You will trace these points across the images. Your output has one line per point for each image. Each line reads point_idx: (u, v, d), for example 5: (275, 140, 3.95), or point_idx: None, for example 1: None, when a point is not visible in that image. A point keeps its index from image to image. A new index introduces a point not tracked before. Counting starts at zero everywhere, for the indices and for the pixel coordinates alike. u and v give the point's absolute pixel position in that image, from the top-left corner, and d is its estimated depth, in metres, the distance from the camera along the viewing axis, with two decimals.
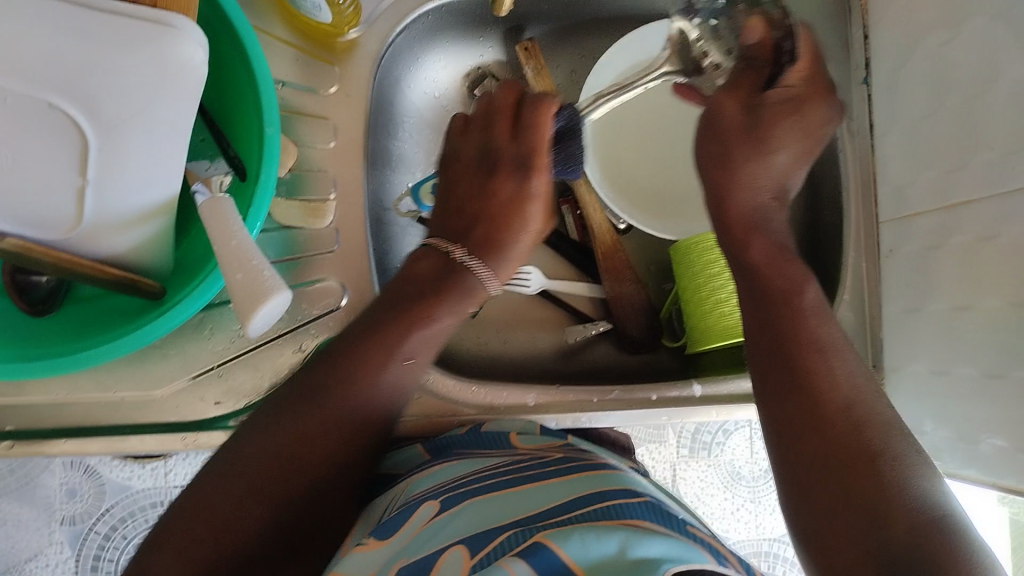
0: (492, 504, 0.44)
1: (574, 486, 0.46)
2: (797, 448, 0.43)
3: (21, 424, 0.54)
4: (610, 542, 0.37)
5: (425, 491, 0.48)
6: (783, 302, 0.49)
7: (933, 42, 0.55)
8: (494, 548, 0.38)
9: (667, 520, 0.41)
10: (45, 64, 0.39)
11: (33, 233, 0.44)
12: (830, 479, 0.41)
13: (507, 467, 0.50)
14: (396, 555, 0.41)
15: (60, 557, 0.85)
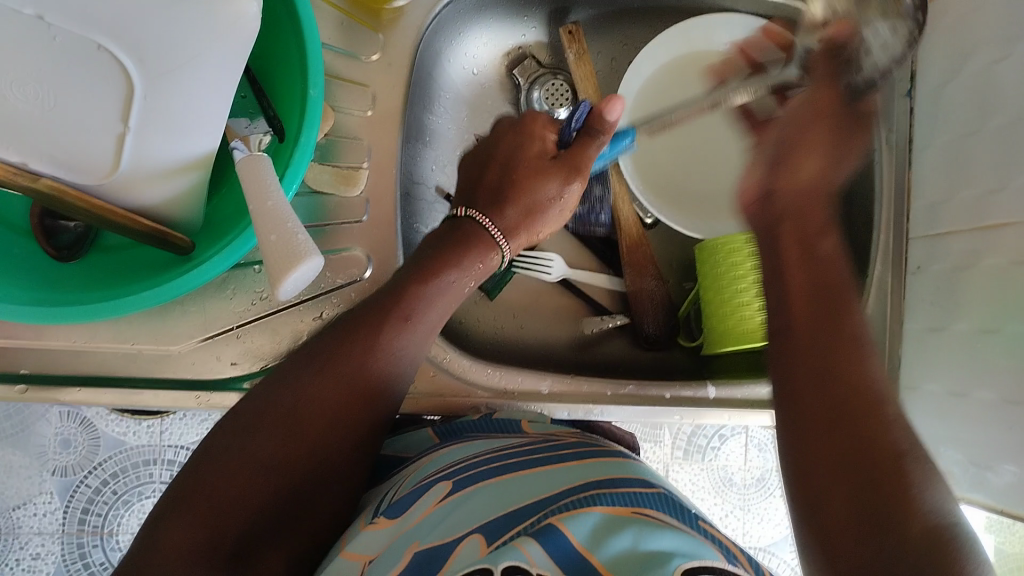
0: (500, 489, 0.44)
1: (582, 472, 0.45)
2: (818, 441, 0.41)
3: (35, 368, 0.53)
4: (623, 535, 0.36)
5: (427, 473, 0.48)
6: (840, 306, 0.46)
7: (980, 61, 0.55)
8: (511, 537, 0.38)
9: (679, 513, 0.41)
10: (95, 3, 0.39)
11: (68, 176, 0.43)
12: (858, 481, 0.38)
13: (514, 450, 0.50)
14: (403, 539, 0.40)
15: (48, 508, 0.84)
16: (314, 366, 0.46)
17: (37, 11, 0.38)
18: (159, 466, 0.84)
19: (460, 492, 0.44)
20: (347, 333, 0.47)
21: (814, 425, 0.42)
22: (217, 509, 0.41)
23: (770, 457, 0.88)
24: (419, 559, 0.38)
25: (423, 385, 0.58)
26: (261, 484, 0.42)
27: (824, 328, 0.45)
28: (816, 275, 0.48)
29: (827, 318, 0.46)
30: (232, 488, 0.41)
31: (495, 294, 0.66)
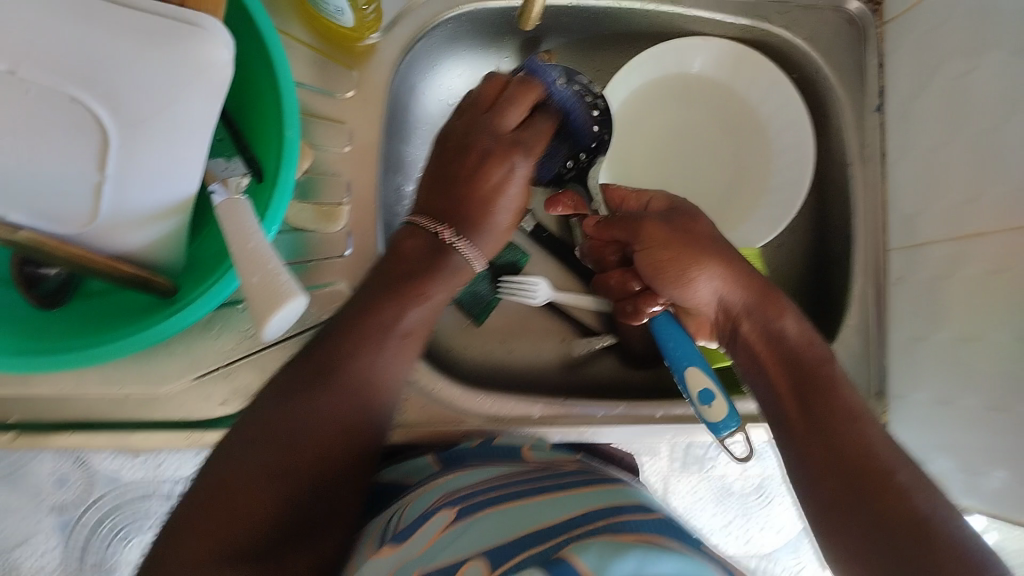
0: (503, 515, 0.44)
1: (584, 500, 0.45)
2: (850, 511, 0.43)
3: (24, 416, 0.54)
4: (627, 557, 0.36)
5: (431, 502, 0.48)
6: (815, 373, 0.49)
7: (950, 71, 0.56)
8: (513, 564, 0.38)
9: (683, 536, 0.41)
10: (72, 57, 0.39)
11: (46, 227, 0.44)
12: (895, 552, 0.41)
13: (514, 479, 0.50)
14: (408, 567, 0.40)
15: (49, 546, 0.85)
16: (316, 382, 0.46)
17: (9, 65, 0.38)
18: (155, 500, 0.83)
19: (467, 517, 0.44)
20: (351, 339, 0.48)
21: (816, 474, 0.46)
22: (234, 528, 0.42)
23: (768, 465, 0.87)
24: None
25: (412, 416, 0.58)
26: (271, 502, 0.43)
27: (813, 406, 0.48)
28: (783, 355, 0.50)
29: (804, 394, 0.48)
30: (244, 507, 0.42)
31: (481, 319, 0.67)
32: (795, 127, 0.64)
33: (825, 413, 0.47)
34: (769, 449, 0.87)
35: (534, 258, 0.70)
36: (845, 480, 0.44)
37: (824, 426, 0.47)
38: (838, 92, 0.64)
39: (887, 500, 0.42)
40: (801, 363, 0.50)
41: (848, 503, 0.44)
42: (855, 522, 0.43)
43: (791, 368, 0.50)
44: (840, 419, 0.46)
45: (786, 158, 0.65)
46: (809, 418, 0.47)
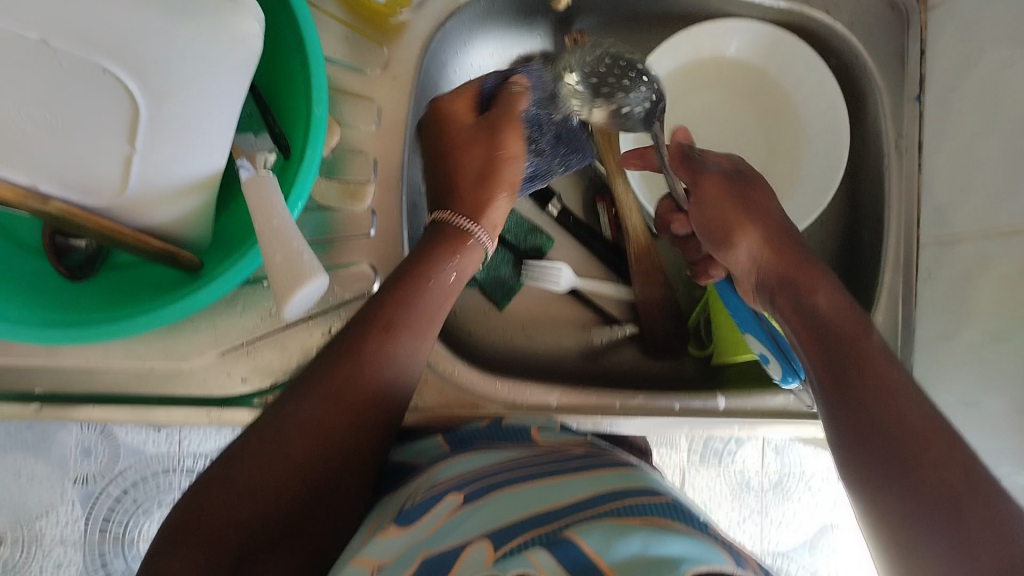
0: (512, 498, 0.44)
1: (593, 482, 0.45)
2: (888, 482, 0.41)
3: (49, 387, 0.54)
4: (632, 540, 0.36)
5: (441, 483, 0.48)
6: (850, 335, 0.46)
7: (992, 62, 0.54)
8: (516, 544, 0.38)
9: (686, 517, 0.41)
10: (104, 30, 0.39)
11: (76, 198, 0.43)
12: (943, 522, 0.38)
13: (524, 463, 0.50)
14: (414, 547, 0.41)
15: (72, 516, 0.85)
16: (309, 387, 0.46)
17: (42, 35, 0.38)
18: (178, 474, 0.85)
19: (474, 504, 0.44)
20: (344, 352, 0.47)
21: (858, 449, 0.43)
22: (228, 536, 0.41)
23: (788, 460, 0.87)
24: (428, 565, 0.38)
25: (431, 397, 0.58)
26: (268, 504, 0.43)
27: (850, 371, 0.45)
28: (818, 327, 0.48)
29: (842, 359, 0.45)
30: (236, 510, 0.42)
31: (504, 303, 0.67)
32: (829, 117, 0.63)
33: (857, 384, 0.44)
34: (790, 445, 0.87)
35: (558, 243, 0.69)
36: (882, 454, 0.41)
37: (858, 398, 0.43)
38: (876, 82, 0.63)
39: (925, 471, 0.39)
40: (830, 333, 0.47)
41: (886, 479, 0.41)
42: (895, 498, 0.40)
43: (830, 346, 0.46)
44: (877, 381, 0.44)
45: (818, 148, 0.64)
46: (843, 390, 0.44)
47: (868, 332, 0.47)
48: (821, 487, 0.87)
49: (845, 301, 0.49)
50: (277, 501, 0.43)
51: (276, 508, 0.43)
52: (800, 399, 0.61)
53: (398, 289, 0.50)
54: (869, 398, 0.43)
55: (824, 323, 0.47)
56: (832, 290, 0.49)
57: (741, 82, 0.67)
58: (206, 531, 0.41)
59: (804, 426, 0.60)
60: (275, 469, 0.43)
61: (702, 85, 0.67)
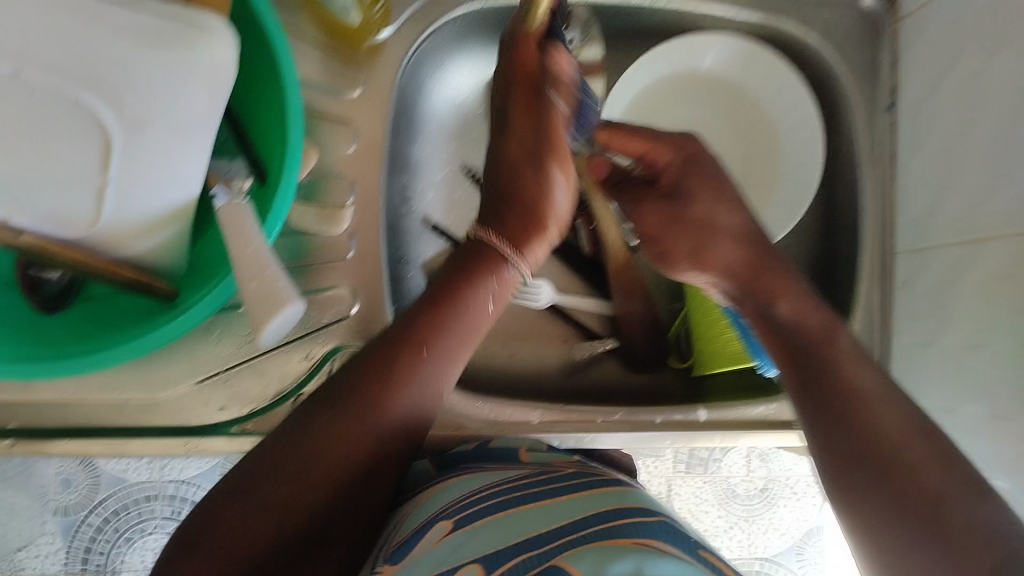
0: (504, 520, 0.43)
1: (589, 503, 0.45)
2: (866, 486, 0.42)
3: (24, 422, 0.54)
4: (625, 561, 0.35)
5: (432, 514, 0.47)
6: (816, 350, 0.48)
7: (962, 72, 0.55)
8: (508, 571, 0.37)
9: (679, 540, 0.40)
10: (77, 62, 0.39)
11: (50, 228, 0.43)
12: (916, 522, 0.39)
13: (518, 484, 0.49)
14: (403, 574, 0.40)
15: (51, 548, 0.84)
16: (344, 406, 0.44)
17: (15, 67, 0.38)
18: (160, 501, 0.83)
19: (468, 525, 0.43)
20: (375, 376, 0.45)
21: (839, 460, 0.44)
22: (240, 546, 0.41)
23: (773, 467, 0.87)
24: None
25: None
26: (288, 519, 0.42)
27: (816, 385, 0.47)
28: (781, 344, 0.50)
29: (808, 372, 0.48)
30: (252, 523, 0.41)
31: None
32: (802, 128, 0.64)
33: (831, 400, 0.46)
34: (774, 452, 0.87)
35: (538, 261, 0.69)
36: (858, 460, 0.43)
37: (830, 416, 0.45)
38: (848, 93, 0.63)
39: (904, 481, 0.41)
40: (793, 346, 0.49)
41: (867, 490, 0.42)
42: (875, 503, 0.41)
43: (792, 361, 0.49)
44: (848, 390, 0.45)
45: (794, 158, 0.64)
46: (815, 404, 0.46)
47: (835, 339, 0.48)
48: (807, 493, 0.87)
49: (811, 306, 0.50)
50: (297, 514, 0.42)
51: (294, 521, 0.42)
52: (780, 410, 0.61)
53: (426, 316, 0.47)
54: (845, 415, 0.45)
55: (792, 336, 0.49)
56: (798, 300, 0.51)
57: (719, 95, 0.68)
58: (219, 540, 0.40)
59: (784, 436, 0.60)
60: (294, 489, 0.42)
61: (678, 98, 0.68)
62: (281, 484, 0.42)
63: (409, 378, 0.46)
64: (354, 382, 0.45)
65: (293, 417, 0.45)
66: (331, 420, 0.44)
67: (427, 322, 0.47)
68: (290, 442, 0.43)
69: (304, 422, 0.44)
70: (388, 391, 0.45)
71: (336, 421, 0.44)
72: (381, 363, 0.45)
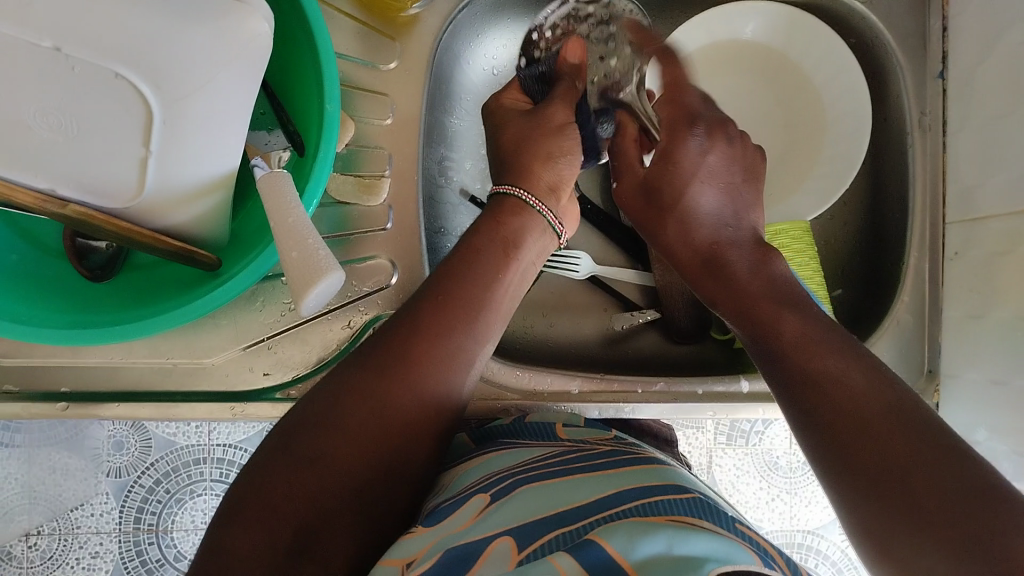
0: (537, 494, 0.43)
1: (623, 478, 0.44)
2: (844, 467, 0.39)
3: (75, 385, 0.55)
4: (657, 538, 0.35)
5: (468, 489, 0.47)
6: (771, 325, 0.47)
7: (1017, 37, 0.53)
8: (541, 547, 0.37)
9: (715, 516, 0.40)
10: (117, 35, 0.39)
11: (94, 201, 0.44)
12: (894, 492, 0.36)
13: (553, 460, 0.49)
14: (437, 541, 0.40)
15: (105, 508, 0.85)
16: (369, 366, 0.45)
17: (55, 43, 0.38)
18: (208, 464, 0.86)
19: (501, 501, 0.43)
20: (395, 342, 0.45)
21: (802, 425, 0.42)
22: (284, 513, 0.40)
23: None
24: (452, 556, 0.37)
25: None
26: (320, 488, 0.41)
27: (776, 361, 0.45)
28: (749, 317, 0.49)
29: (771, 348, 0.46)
30: (293, 488, 0.41)
31: None
32: (850, 97, 0.62)
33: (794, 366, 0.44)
34: None
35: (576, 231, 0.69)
36: (818, 417, 0.41)
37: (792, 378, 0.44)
38: (898, 60, 0.61)
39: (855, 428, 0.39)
40: (738, 289, 0.50)
41: (841, 467, 0.39)
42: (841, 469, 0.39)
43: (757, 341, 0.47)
44: (808, 363, 0.43)
45: (842, 128, 0.63)
46: (788, 391, 0.44)
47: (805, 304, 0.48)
48: None
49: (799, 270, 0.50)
50: (335, 481, 0.42)
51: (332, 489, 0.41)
52: None
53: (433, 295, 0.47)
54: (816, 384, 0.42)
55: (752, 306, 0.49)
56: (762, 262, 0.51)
57: (760, 63, 0.66)
58: (262, 507, 0.40)
59: None
60: (315, 471, 0.41)
61: (720, 67, 0.66)
62: (303, 467, 0.41)
63: (439, 331, 0.46)
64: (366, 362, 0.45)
65: (296, 416, 0.44)
66: (352, 387, 0.44)
67: (447, 279, 0.48)
68: (315, 411, 0.44)
69: (305, 422, 0.43)
70: (419, 347, 0.46)
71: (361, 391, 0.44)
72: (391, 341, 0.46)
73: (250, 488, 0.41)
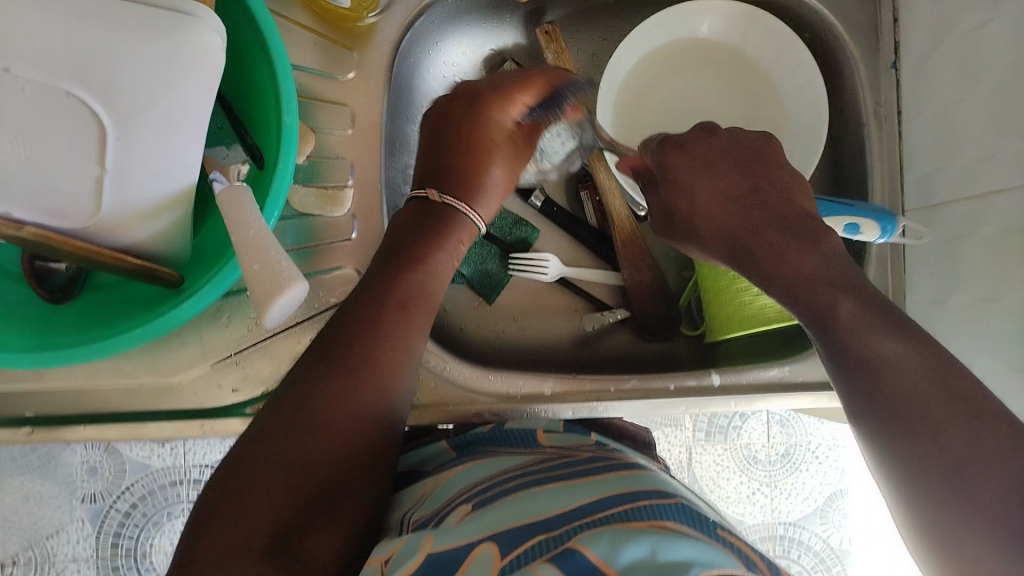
0: (518, 501, 0.43)
1: (606, 485, 0.44)
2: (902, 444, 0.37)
3: (41, 409, 0.54)
4: (641, 543, 0.35)
5: (447, 501, 0.46)
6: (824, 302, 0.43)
7: (967, 26, 0.54)
8: (524, 552, 0.37)
9: (699, 522, 0.40)
10: (64, 52, 0.38)
11: (51, 222, 0.43)
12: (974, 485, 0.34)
13: (535, 468, 0.49)
14: (417, 546, 0.40)
15: (81, 534, 0.84)
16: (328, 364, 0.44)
17: (4, 64, 0.38)
18: (186, 487, 0.84)
19: (481, 509, 0.43)
20: (350, 344, 0.45)
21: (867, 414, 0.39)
22: (258, 520, 0.39)
23: (793, 432, 0.88)
24: (431, 564, 0.37)
25: (426, 397, 0.58)
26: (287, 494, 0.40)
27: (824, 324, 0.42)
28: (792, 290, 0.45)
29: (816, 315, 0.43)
30: (264, 497, 0.40)
31: (491, 298, 0.66)
32: (808, 91, 0.63)
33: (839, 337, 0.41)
34: (794, 417, 0.88)
35: (543, 234, 0.69)
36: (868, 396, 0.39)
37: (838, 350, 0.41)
38: (851, 52, 0.62)
39: (903, 409, 0.37)
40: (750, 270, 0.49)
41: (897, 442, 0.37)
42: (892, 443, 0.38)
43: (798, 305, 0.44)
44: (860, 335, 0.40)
45: (801, 121, 0.63)
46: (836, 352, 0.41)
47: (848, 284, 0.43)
48: (828, 456, 0.88)
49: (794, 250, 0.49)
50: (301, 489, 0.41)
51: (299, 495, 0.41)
52: (795, 372, 0.60)
53: (376, 299, 0.48)
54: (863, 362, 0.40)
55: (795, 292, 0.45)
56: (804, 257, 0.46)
57: (717, 60, 0.67)
58: (233, 514, 0.39)
59: (799, 397, 0.60)
60: (284, 478, 0.40)
61: (678, 64, 0.67)
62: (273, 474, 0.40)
63: (394, 337, 0.47)
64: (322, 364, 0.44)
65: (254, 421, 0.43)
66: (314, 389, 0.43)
67: (392, 281, 0.49)
68: (277, 416, 0.43)
69: (266, 427, 0.42)
70: (378, 345, 0.46)
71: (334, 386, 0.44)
72: (339, 343, 0.45)
73: (223, 491, 0.40)
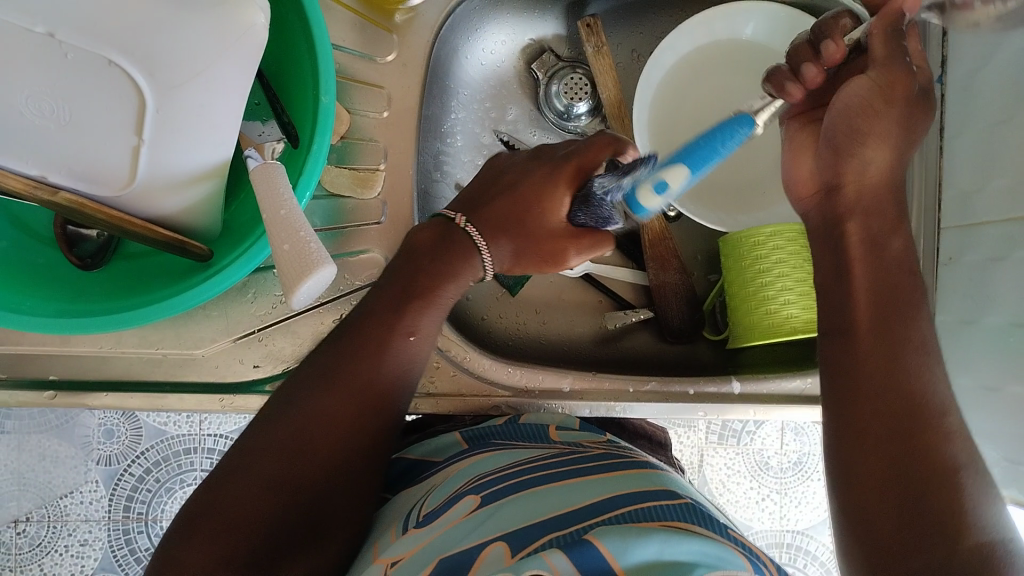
0: (531, 496, 0.43)
1: (616, 483, 0.44)
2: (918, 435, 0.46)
3: (64, 373, 0.55)
4: (650, 542, 0.34)
5: (456, 491, 0.46)
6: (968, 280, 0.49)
7: (1016, 45, 0.52)
8: (537, 548, 0.37)
9: (709, 523, 0.39)
10: (111, 22, 0.39)
11: (83, 187, 0.43)
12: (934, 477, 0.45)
13: (548, 461, 0.49)
14: (433, 545, 0.40)
15: (94, 496, 0.85)
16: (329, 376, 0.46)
17: (48, 28, 0.38)
18: (199, 454, 0.86)
19: (492, 503, 0.43)
20: (358, 349, 0.47)
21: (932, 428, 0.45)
22: (237, 529, 0.42)
23: (807, 440, 0.87)
24: (443, 566, 0.37)
25: (443, 385, 0.58)
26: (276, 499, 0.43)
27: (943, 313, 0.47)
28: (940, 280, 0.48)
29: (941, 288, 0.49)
30: (249, 500, 0.42)
31: (516, 289, 0.65)
32: None
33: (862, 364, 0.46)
34: (808, 426, 0.87)
35: None
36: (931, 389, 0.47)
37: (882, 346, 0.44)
38: None
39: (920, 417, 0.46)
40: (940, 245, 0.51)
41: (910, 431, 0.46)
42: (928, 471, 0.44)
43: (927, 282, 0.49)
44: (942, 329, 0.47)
45: None
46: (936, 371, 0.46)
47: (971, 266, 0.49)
48: None
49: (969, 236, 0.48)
50: (291, 497, 0.43)
51: (286, 503, 0.43)
52: (817, 385, 0.60)
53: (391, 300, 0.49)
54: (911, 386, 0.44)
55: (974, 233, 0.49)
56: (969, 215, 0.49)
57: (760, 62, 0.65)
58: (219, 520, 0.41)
59: (818, 410, 0.60)
60: (268, 484, 0.43)
61: (717, 65, 0.66)
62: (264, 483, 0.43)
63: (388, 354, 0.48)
64: (329, 363, 0.47)
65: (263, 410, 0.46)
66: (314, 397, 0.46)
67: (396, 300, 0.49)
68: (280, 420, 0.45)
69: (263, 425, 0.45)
70: (365, 367, 0.47)
71: (316, 402, 0.45)
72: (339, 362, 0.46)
73: (216, 492, 0.43)
